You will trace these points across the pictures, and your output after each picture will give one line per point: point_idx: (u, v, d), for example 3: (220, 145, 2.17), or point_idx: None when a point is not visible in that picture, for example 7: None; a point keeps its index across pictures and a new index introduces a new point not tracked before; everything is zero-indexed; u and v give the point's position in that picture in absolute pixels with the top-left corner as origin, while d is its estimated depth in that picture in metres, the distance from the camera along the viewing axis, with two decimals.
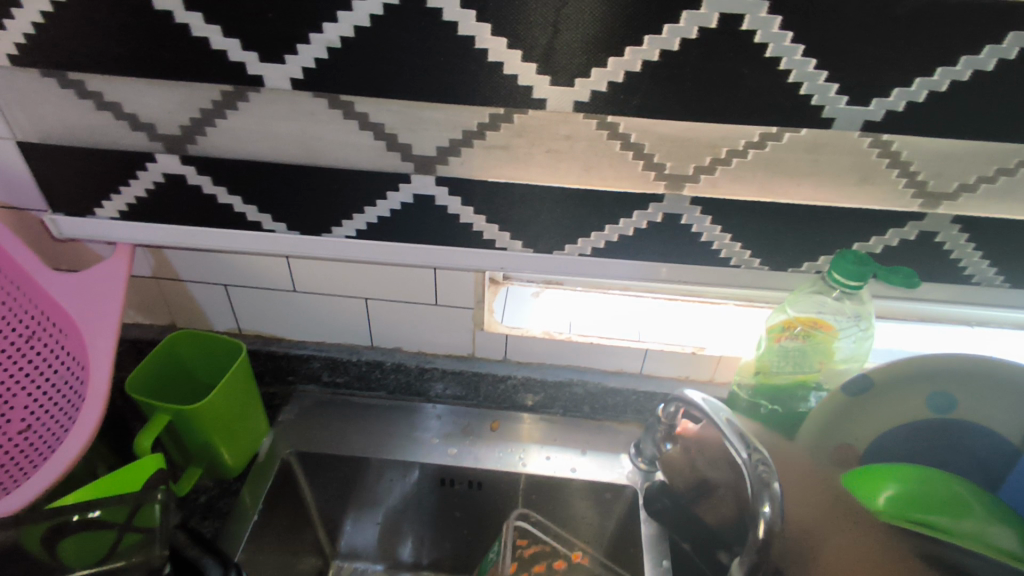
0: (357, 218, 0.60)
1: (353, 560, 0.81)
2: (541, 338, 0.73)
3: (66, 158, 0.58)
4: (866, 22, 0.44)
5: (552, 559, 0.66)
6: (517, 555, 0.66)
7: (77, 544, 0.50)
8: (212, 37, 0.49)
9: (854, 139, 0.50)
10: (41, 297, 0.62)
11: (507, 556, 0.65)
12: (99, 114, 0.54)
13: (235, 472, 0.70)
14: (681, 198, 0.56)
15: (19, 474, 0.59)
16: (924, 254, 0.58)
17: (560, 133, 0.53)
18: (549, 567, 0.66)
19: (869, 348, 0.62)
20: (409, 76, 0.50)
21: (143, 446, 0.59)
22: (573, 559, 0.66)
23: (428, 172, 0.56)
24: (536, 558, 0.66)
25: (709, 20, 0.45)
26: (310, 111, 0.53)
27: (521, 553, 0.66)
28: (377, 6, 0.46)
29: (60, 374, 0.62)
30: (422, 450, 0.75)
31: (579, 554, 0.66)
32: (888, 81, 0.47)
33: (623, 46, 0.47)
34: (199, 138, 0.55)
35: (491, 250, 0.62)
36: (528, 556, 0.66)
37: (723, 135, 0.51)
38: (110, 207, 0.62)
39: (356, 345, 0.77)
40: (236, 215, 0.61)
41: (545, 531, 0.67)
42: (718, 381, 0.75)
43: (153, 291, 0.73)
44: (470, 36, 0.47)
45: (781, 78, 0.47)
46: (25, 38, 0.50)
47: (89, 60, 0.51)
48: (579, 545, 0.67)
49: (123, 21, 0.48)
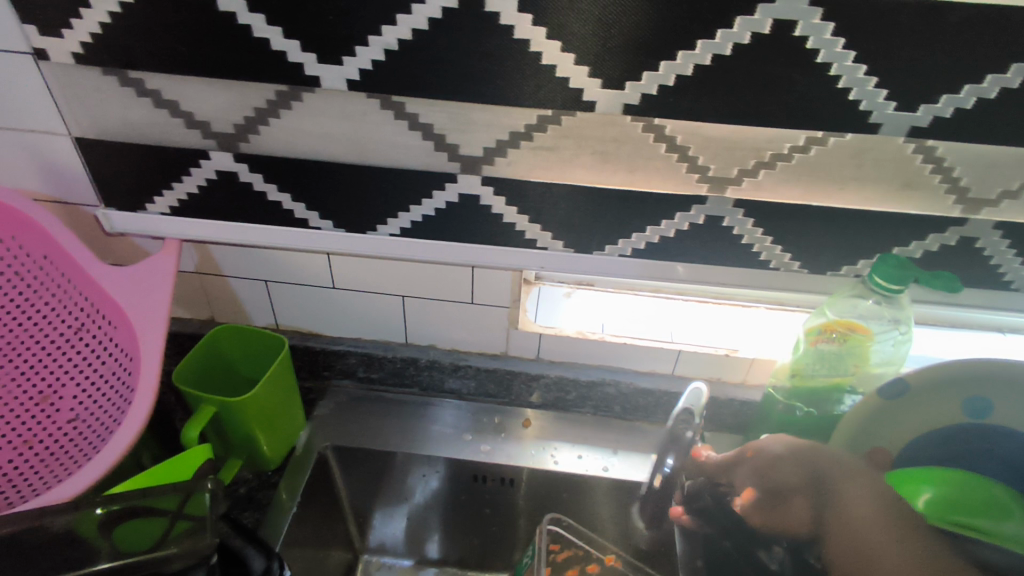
0: (402, 216, 0.61)
1: (380, 556, 0.83)
2: (574, 337, 0.74)
3: (122, 154, 0.60)
4: (918, 29, 0.45)
5: (585, 563, 0.66)
6: (550, 559, 0.65)
7: (130, 531, 0.52)
8: (273, 38, 0.50)
9: (898, 144, 0.51)
10: (91, 290, 0.63)
11: (542, 558, 0.64)
12: (156, 112, 0.56)
13: (273, 464, 0.71)
14: (723, 200, 0.56)
15: (70, 463, 0.60)
16: (965, 259, 0.58)
17: (607, 135, 0.53)
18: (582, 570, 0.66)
19: (907, 352, 0.62)
20: (462, 77, 0.51)
21: (189, 438, 0.60)
22: (607, 563, 0.66)
23: (475, 172, 0.57)
24: (570, 562, 0.66)
25: (763, 25, 0.46)
26: (362, 111, 0.54)
27: (554, 558, 0.65)
28: (436, 9, 0.47)
29: (109, 366, 0.63)
30: (453, 447, 0.76)
31: (611, 557, 0.66)
32: (937, 88, 0.47)
33: (674, 50, 0.48)
34: (253, 136, 0.57)
35: (532, 249, 0.63)
36: (561, 560, 0.66)
37: (769, 139, 0.52)
38: (161, 203, 0.63)
39: (391, 341, 0.79)
40: (284, 212, 0.63)
41: (580, 535, 0.67)
42: (749, 384, 0.75)
43: (195, 286, 0.75)
44: (525, 39, 0.48)
45: (831, 83, 0.48)
46: (92, 37, 0.51)
47: (152, 60, 0.52)
48: (612, 548, 0.67)
49: (187, 22, 0.50)
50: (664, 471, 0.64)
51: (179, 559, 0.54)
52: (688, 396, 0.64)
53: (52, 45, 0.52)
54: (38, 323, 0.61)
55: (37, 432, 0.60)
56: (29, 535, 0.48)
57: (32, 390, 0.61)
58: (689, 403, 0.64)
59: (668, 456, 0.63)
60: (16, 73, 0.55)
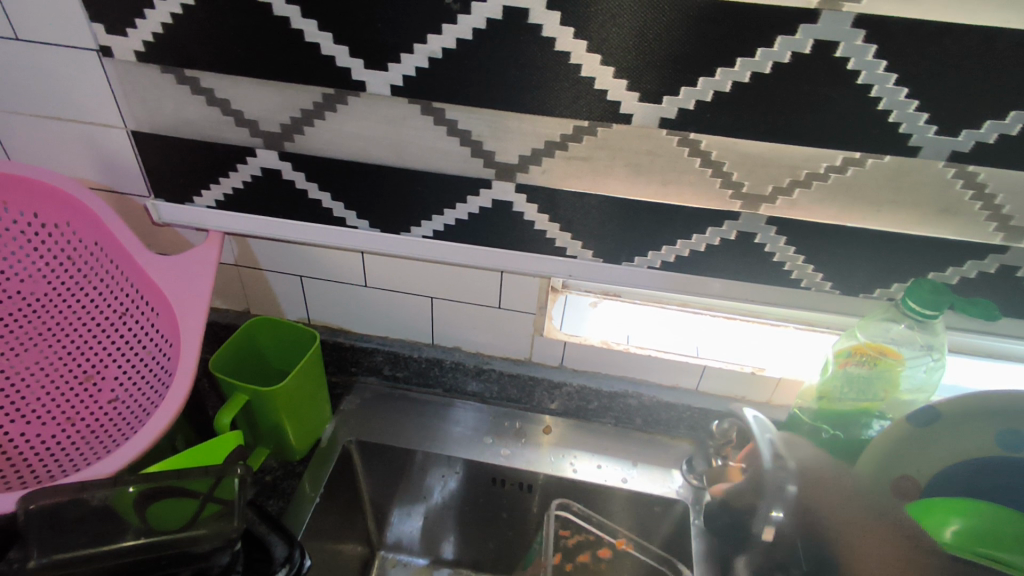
0: (435, 219, 0.63)
1: (396, 553, 0.83)
2: (599, 347, 0.74)
3: (174, 148, 0.63)
4: (964, 52, 0.44)
5: (597, 548, 0.69)
6: (561, 545, 0.68)
7: (164, 509, 0.54)
8: (323, 43, 0.52)
9: (939, 169, 0.50)
10: (137, 276, 0.66)
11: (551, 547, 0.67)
12: (208, 109, 0.59)
13: (299, 456, 0.73)
14: (756, 217, 0.56)
15: (108, 441, 0.62)
16: (1004, 287, 0.57)
17: (642, 148, 0.54)
18: (594, 555, 0.69)
19: (939, 380, 0.61)
20: (502, 87, 0.52)
21: (222, 424, 0.62)
22: (617, 547, 0.69)
23: (509, 179, 0.58)
24: (580, 547, 0.69)
25: (804, 45, 0.46)
26: (404, 117, 0.56)
27: (564, 543, 0.69)
28: (480, 20, 0.49)
29: (149, 350, 0.66)
30: (474, 449, 0.77)
31: (622, 541, 0.69)
32: (982, 113, 0.47)
33: (714, 67, 0.48)
34: (298, 136, 0.59)
35: (562, 257, 0.63)
36: (572, 545, 0.69)
37: (805, 157, 0.52)
38: (208, 196, 0.66)
39: (418, 341, 0.80)
40: (323, 210, 0.65)
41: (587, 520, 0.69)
42: (775, 404, 0.74)
43: (233, 278, 0.78)
44: (566, 52, 0.49)
45: (870, 104, 0.48)
46: (154, 37, 0.54)
47: (208, 60, 0.55)
48: (623, 533, 0.70)
49: (243, 25, 0.52)
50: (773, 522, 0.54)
51: (207, 540, 0.56)
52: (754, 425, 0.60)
53: (117, 43, 0.55)
54: (88, 306, 0.65)
55: (79, 410, 0.62)
56: (70, 507, 0.50)
57: (77, 369, 0.63)
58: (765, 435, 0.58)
59: (775, 509, 0.53)
60: (81, 68, 0.58)
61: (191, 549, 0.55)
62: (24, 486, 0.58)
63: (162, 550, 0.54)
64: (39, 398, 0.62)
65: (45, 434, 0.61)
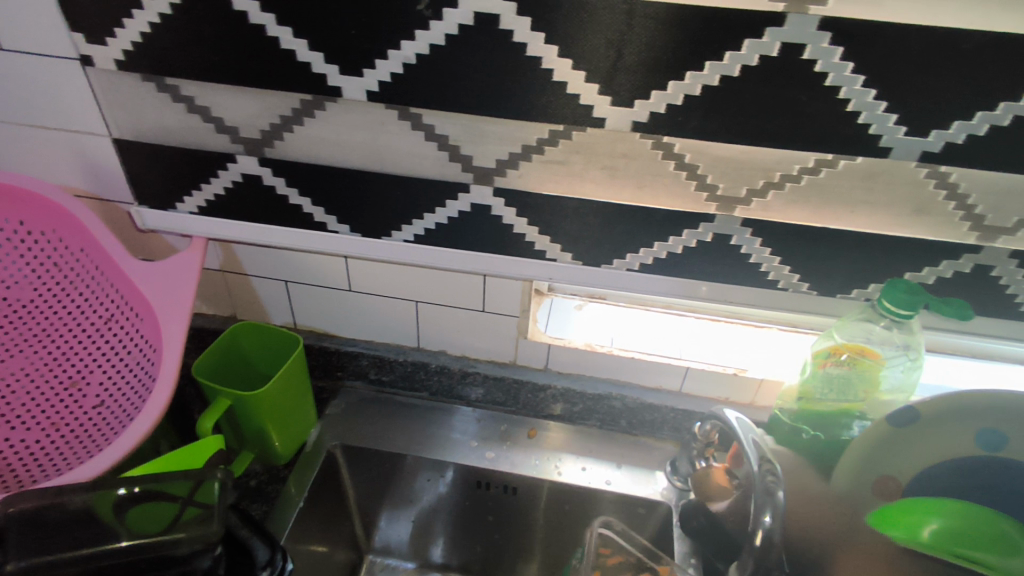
0: (415, 223, 0.63)
1: (385, 557, 0.84)
2: (583, 349, 0.74)
3: (156, 155, 0.63)
4: (927, 54, 0.45)
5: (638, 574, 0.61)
6: (598, 564, 0.62)
7: (143, 513, 0.54)
8: (299, 50, 0.53)
9: (910, 169, 0.51)
10: (121, 282, 0.67)
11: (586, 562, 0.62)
12: (189, 116, 0.59)
13: (284, 460, 0.74)
14: (731, 218, 0.57)
15: (92, 446, 0.63)
16: (978, 287, 0.57)
17: (617, 152, 0.55)
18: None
19: (917, 380, 0.61)
20: (475, 92, 0.53)
21: (203, 428, 0.62)
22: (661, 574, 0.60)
23: (486, 183, 0.59)
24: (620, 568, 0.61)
25: (771, 48, 0.47)
26: (381, 122, 0.56)
27: (604, 561, 0.62)
28: (453, 26, 0.49)
29: (133, 355, 0.66)
30: (462, 453, 0.77)
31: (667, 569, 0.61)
32: (949, 114, 0.47)
33: (683, 70, 0.49)
34: (277, 142, 0.60)
35: (541, 261, 0.64)
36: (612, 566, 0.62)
37: (778, 159, 0.52)
38: (191, 202, 0.67)
39: (404, 345, 0.81)
40: (305, 215, 0.65)
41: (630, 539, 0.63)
42: (759, 406, 0.74)
43: (219, 284, 0.78)
44: (538, 57, 0.50)
45: (839, 106, 0.48)
46: (133, 46, 0.55)
47: (187, 68, 0.55)
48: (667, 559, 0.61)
49: (220, 33, 0.53)
50: (761, 528, 0.46)
51: (187, 544, 0.56)
52: (738, 425, 0.55)
53: (97, 52, 0.56)
54: (72, 312, 0.65)
55: (64, 415, 0.63)
56: (50, 510, 0.49)
57: (62, 375, 0.64)
58: (752, 436, 0.54)
59: (765, 513, 0.46)
60: (63, 77, 0.59)
61: (171, 552, 0.56)
62: (8, 490, 0.60)
63: (144, 552, 0.55)
64: (23, 404, 0.62)
65: (30, 439, 0.61)
